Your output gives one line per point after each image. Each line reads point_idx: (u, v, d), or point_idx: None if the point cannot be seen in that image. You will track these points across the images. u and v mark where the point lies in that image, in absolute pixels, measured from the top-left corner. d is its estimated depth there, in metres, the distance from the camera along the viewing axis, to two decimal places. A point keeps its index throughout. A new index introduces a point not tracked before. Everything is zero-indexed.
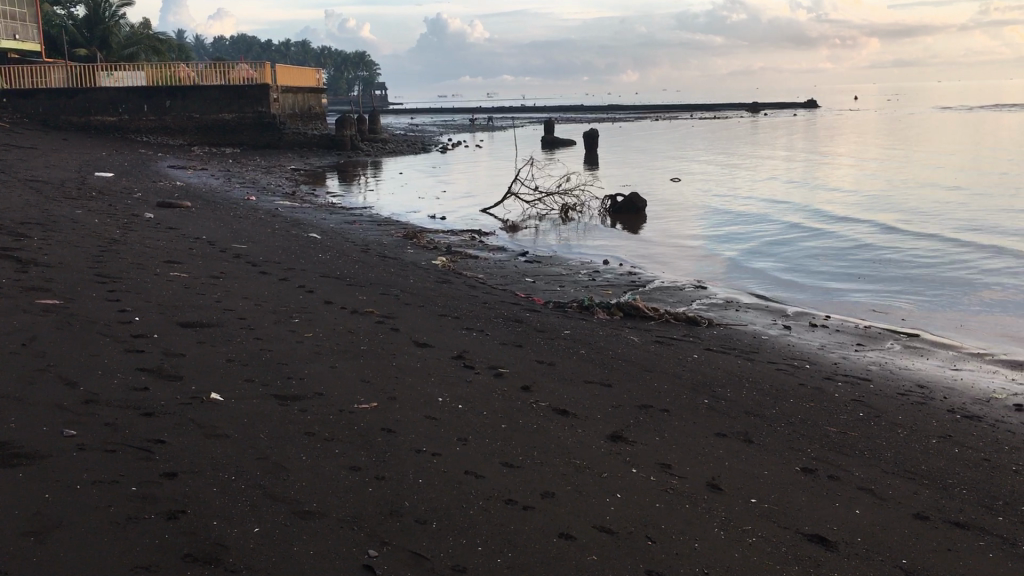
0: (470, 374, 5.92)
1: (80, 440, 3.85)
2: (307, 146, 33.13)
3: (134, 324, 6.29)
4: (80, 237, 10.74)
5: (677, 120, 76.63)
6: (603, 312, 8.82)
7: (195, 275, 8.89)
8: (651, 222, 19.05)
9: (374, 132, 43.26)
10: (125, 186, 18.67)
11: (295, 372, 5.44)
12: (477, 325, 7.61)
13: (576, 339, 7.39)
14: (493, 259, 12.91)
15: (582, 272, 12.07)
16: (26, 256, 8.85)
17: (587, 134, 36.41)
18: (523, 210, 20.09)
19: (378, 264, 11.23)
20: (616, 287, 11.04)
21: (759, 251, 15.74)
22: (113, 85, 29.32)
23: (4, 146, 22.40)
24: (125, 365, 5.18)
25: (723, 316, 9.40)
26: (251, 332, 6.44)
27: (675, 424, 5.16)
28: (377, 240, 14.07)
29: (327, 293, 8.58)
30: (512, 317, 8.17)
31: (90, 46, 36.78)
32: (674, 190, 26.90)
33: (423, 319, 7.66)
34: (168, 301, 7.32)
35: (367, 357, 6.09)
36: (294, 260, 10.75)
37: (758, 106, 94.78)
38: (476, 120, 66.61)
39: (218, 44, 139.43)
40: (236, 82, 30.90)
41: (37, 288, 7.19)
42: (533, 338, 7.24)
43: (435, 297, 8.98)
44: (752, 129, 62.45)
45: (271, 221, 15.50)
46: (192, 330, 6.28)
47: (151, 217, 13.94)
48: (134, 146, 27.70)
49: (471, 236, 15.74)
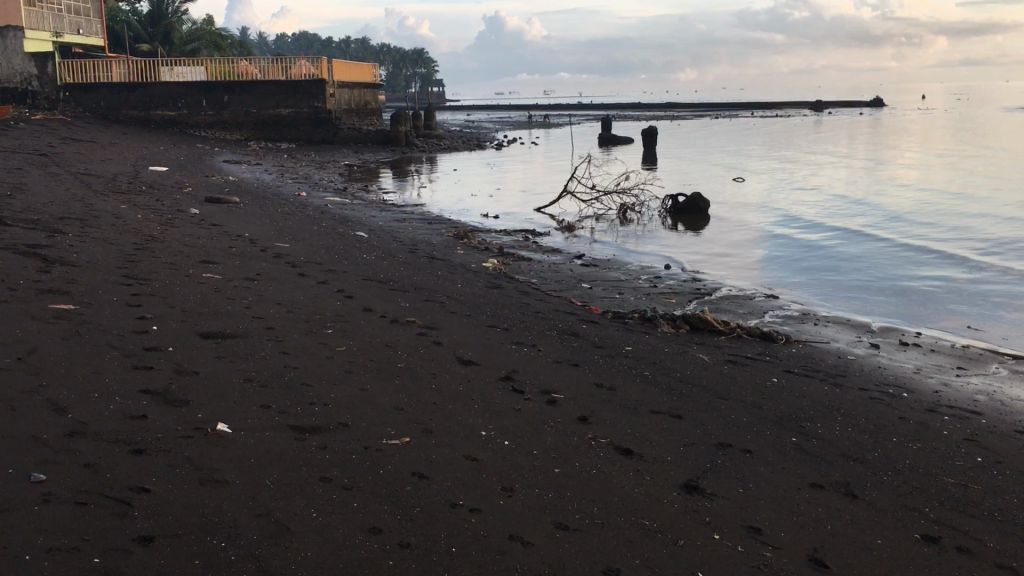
0: (519, 400, 5.19)
1: (47, 488, 3.19)
2: (361, 141, 32.74)
3: (150, 334, 5.68)
4: (118, 234, 10.23)
5: (738, 118, 74.95)
6: (667, 326, 8.00)
7: (228, 276, 8.28)
8: (714, 224, 18.09)
9: (429, 128, 42.76)
10: (177, 181, 18.32)
11: (319, 396, 4.75)
12: (528, 339, 6.88)
13: (638, 357, 6.61)
14: (547, 262, 12.16)
15: (643, 278, 11.24)
16: (55, 254, 8.34)
17: (646, 131, 35.50)
18: (579, 209, 19.26)
19: (425, 266, 10.56)
20: (679, 295, 10.21)
21: (832, 257, 14.69)
22: (172, 80, 29.20)
23: (63, 139, 22.30)
24: (126, 386, 4.53)
25: (800, 330, 8.51)
26: (279, 344, 5.80)
27: (761, 472, 4.37)
28: (427, 240, 13.40)
29: (366, 299, 7.92)
30: (566, 329, 7.42)
31: (151, 41, 36.83)
32: (737, 190, 25.81)
33: (468, 331, 6.95)
34: (193, 307, 6.71)
35: (403, 377, 5.41)
36: (337, 261, 10.13)
37: (821, 104, 92.27)
38: (533, 119, 65.96)
39: (280, 39, 140.82)
40: (294, 76, 30.54)
41: (54, 291, 6.62)
42: (591, 356, 6.50)
43: (484, 305, 8.27)
44: (815, 129, 60.57)
45: (320, 218, 14.94)
46: (211, 342, 5.65)
47: (196, 213, 13.46)
48: (192, 140, 27.54)
49: (524, 236, 15.01)
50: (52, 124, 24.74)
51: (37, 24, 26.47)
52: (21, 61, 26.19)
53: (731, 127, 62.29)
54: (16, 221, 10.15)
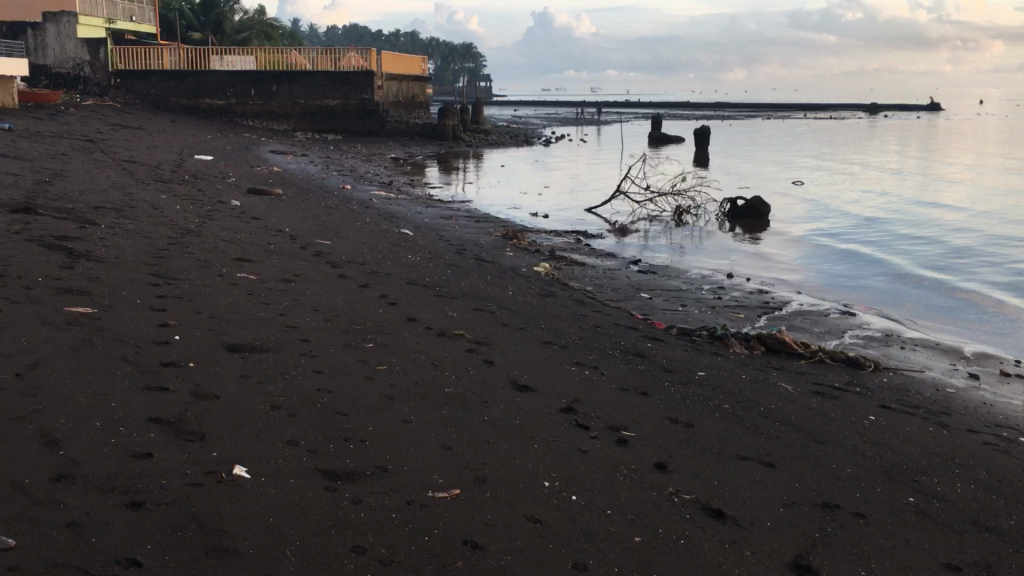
0: (584, 439, 4.49)
1: (14, 561, 2.57)
2: (408, 135, 32.18)
3: (170, 346, 5.08)
4: (153, 226, 9.71)
5: (793, 119, 73.28)
6: (741, 347, 7.22)
7: (264, 277, 7.68)
8: (775, 230, 17.17)
9: (477, 123, 42.13)
10: (220, 170, 17.89)
11: (355, 432, 4.11)
12: (589, 360, 6.17)
13: (713, 385, 5.87)
14: (602, 267, 11.43)
15: (705, 289, 10.46)
16: (82, 247, 7.82)
17: (700, 130, 34.48)
18: (632, 210, 18.45)
19: (474, 269, 9.90)
20: (747, 309, 9.43)
21: (907, 268, 13.70)
22: (221, 68, 28.86)
23: (110, 125, 22.04)
24: (133, 413, 3.92)
25: (887, 355, 7.68)
26: (313, 362, 5.17)
27: (881, 547, 3.64)
28: (475, 240, 12.72)
29: (410, 306, 7.28)
30: (630, 349, 6.69)
31: (202, 30, 36.68)
32: (796, 195, 24.74)
33: (522, 349, 6.26)
34: (223, 312, 6.11)
35: (452, 405, 4.76)
36: (381, 262, 9.51)
37: (878, 107, 89.65)
38: (582, 116, 65.16)
39: (331, 32, 141.31)
40: (343, 67, 30.06)
41: (73, 291, 6.07)
42: (662, 382, 5.77)
43: (538, 316, 7.57)
44: (872, 132, 58.71)
45: (365, 214, 14.35)
46: (238, 358, 5.04)
47: (237, 205, 12.93)
48: (238, 129, 27.22)
49: (576, 238, 14.26)
50: (100, 109, 24.54)
51: (92, 10, 26.81)
52: (73, 45, 26.40)
53: (785, 129, 60.71)
54: (48, 210, 9.68)
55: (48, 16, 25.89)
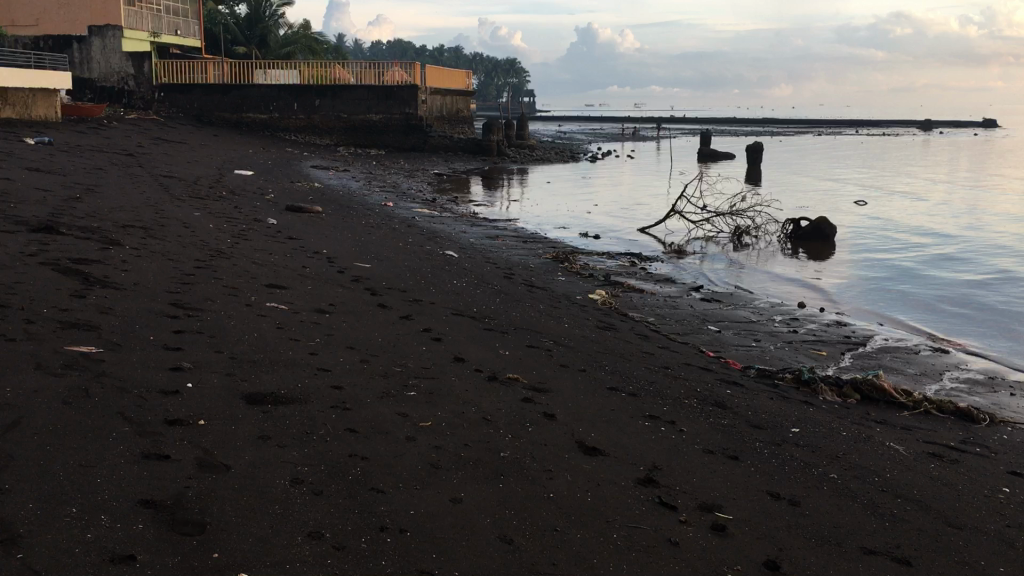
0: (672, 524, 3.66)
1: None
2: (452, 150, 31.59)
3: (179, 397, 4.37)
4: (182, 246, 9.12)
5: (843, 136, 71.50)
6: (831, 394, 6.33)
7: (296, 307, 6.98)
8: (841, 253, 16.13)
9: (522, 138, 41.49)
10: (260, 186, 17.36)
11: (391, 517, 3.34)
12: (664, 411, 5.35)
13: (812, 446, 5.00)
14: (662, 294, 10.60)
15: (777, 320, 9.56)
16: (101, 271, 7.21)
17: (752, 146, 33.40)
18: (687, 230, 17.55)
19: (525, 297, 9.14)
20: (828, 344, 8.52)
21: (994, 298, 12.58)
22: (265, 83, 28.59)
23: (153, 140, 21.72)
24: (121, 493, 3.21)
25: (998, 404, 6.71)
26: (345, 418, 4.42)
27: None
28: (524, 262, 11.94)
29: (456, 343, 6.50)
30: (707, 396, 5.83)
31: (247, 45, 36.46)
32: (858, 214, 23.58)
33: (586, 398, 5.44)
34: (246, 351, 5.41)
35: (508, 476, 3.96)
36: (424, 288, 8.80)
37: (933, 123, 87.49)
38: (627, 132, 64.31)
39: (375, 47, 142.03)
40: (388, 82, 29.49)
41: (80, 326, 5.41)
42: (752, 443, 4.90)
43: (600, 355, 6.76)
44: (928, 149, 56.86)
45: (407, 233, 13.69)
46: (256, 412, 4.30)
47: (274, 224, 12.35)
48: (281, 144, 26.85)
49: (631, 261, 13.43)
50: (144, 123, 24.31)
51: (138, 25, 26.23)
52: (118, 59, 26.05)
53: (836, 146, 59.13)
54: (72, 229, 9.11)
55: (94, 30, 25.35)
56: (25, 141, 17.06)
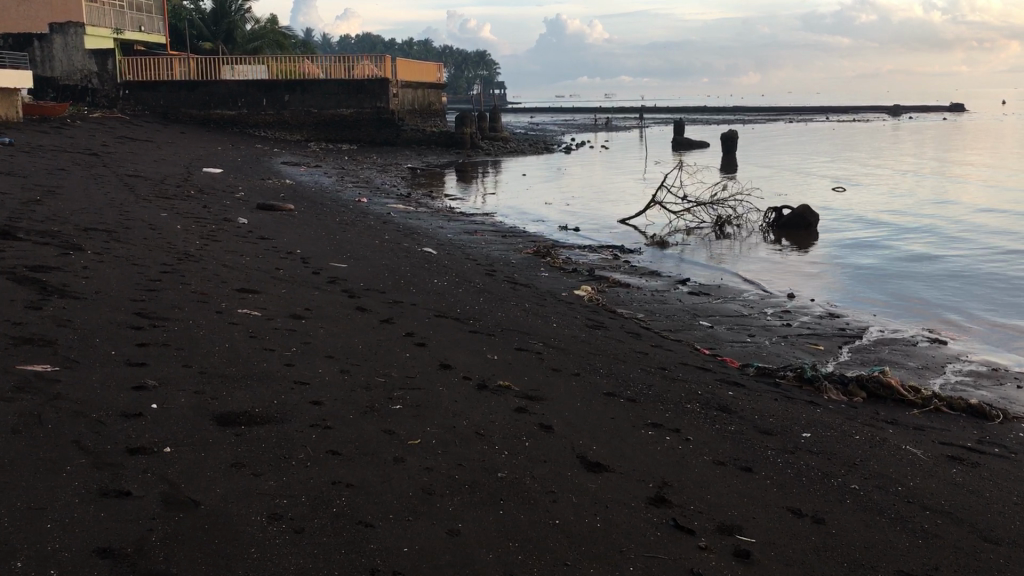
0: (690, 552, 3.33)
1: None
2: (425, 143, 31.10)
3: (142, 421, 3.97)
4: (147, 250, 8.67)
5: (814, 123, 71.69)
6: (836, 393, 6.04)
7: (270, 313, 6.58)
8: (824, 241, 15.92)
9: (495, 130, 41.08)
10: (230, 184, 16.85)
11: (383, 559, 2.98)
12: (666, 418, 5.02)
13: (826, 453, 4.69)
14: (648, 288, 10.29)
15: (768, 313, 9.29)
16: (59, 280, 6.76)
17: (727, 135, 33.20)
18: (668, 221, 17.26)
19: (509, 296, 8.79)
20: (823, 338, 8.25)
21: (981, 282, 12.40)
22: (232, 78, 27.95)
23: (118, 139, 21.09)
24: (74, 541, 2.82)
25: (1006, 398, 6.44)
26: (326, 438, 4.05)
27: None
28: (504, 259, 11.59)
29: (441, 348, 6.14)
30: (710, 399, 5.51)
31: (213, 40, 35.69)
32: (836, 200, 23.41)
33: (583, 406, 5.10)
34: (217, 365, 5.01)
35: (508, 501, 3.60)
36: (404, 289, 8.42)
37: (902, 109, 88.02)
38: (599, 123, 64.05)
39: (343, 41, 140.63)
40: (358, 76, 28.94)
41: (35, 342, 4.99)
42: (764, 451, 4.59)
43: (593, 356, 6.43)
44: (898, 135, 57.06)
45: (382, 230, 13.28)
46: (228, 435, 3.92)
47: (245, 223, 11.90)
48: (251, 141, 26.26)
49: (613, 255, 13.11)
50: (109, 122, 23.64)
51: (100, 21, 25.53)
52: (81, 57, 25.34)
53: (808, 133, 59.22)
54: (31, 234, 8.63)
55: (54, 27, 24.63)
56: None
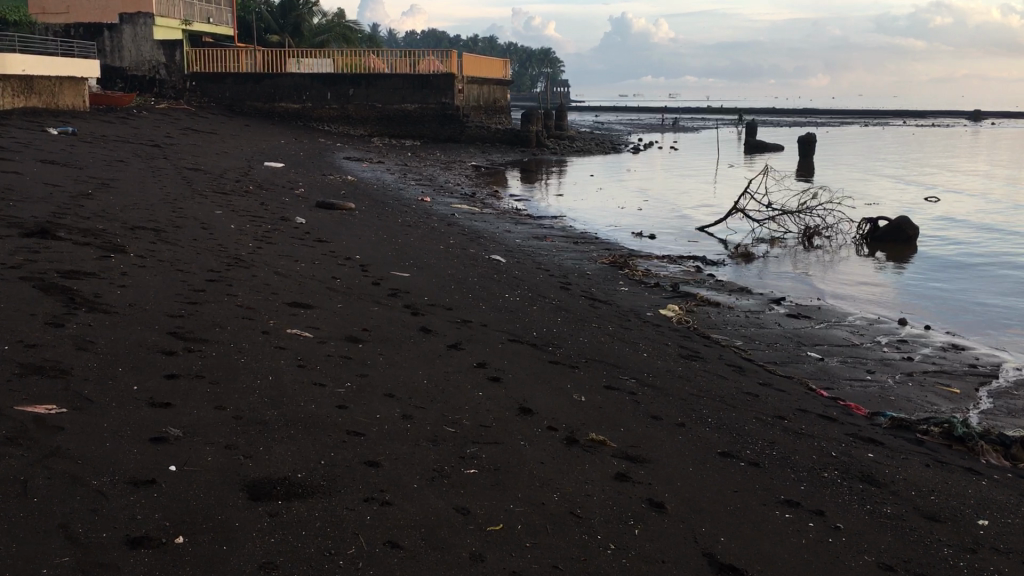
0: None
1: None
2: (489, 141, 30.28)
3: (152, 491, 3.13)
4: (195, 253, 7.94)
5: (891, 128, 69.03)
6: (996, 458, 4.99)
7: (323, 334, 5.75)
8: (923, 256, 14.60)
9: (562, 129, 40.12)
10: (290, 179, 16.19)
11: None
12: (804, 494, 4.03)
13: (1017, 554, 3.68)
14: (740, 309, 9.26)
15: (882, 343, 8.18)
16: (89, 289, 6.00)
17: (805, 138, 31.69)
18: (749, 229, 16.10)
19: (591, 315, 7.85)
20: (953, 376, 7.15)
21: None
22: (298, 71, 27.46)
23: (182, 130, 20.65)
24: None
25: None
26: (386, 519, 3.18)
27: None
28: (579, 269, 10.65)
29: (520, 385, 5.23)
30: (850, 466, 4.51)
31: (281, 33, 35.36)
32: (928, 209, 21.87)
33: (697, 472, 4.15)
34: (254, 407, 4.15)
35: None
36: (472, 305, 7.54)
37: (982, 116, 84.40)
38: (665, 123, 62.54)
39: (409, 38, 141.22)
40: (422, 71, 28.21)
41: (44, 371, 4.19)
42: (938, 552, 3.59)
43: (696, 398, 5.46)
44: (982, 141, 54.30)
45: (447, 233, 12.44)
46: (260, 515, 3.07)
47: (302, 223, 11.16)
48: (314, 135, 25.69)
49: (694, 267, 12.08)
50: (174, 113, 23.29)
51: (169, 12, 25.44)
52: (150, 48, 25.12)
53: (885, 138, 56.87)
54: (73, 233, 7.96)
55: (125, 18, 24.47)
56: (46, 131, 16.02)
